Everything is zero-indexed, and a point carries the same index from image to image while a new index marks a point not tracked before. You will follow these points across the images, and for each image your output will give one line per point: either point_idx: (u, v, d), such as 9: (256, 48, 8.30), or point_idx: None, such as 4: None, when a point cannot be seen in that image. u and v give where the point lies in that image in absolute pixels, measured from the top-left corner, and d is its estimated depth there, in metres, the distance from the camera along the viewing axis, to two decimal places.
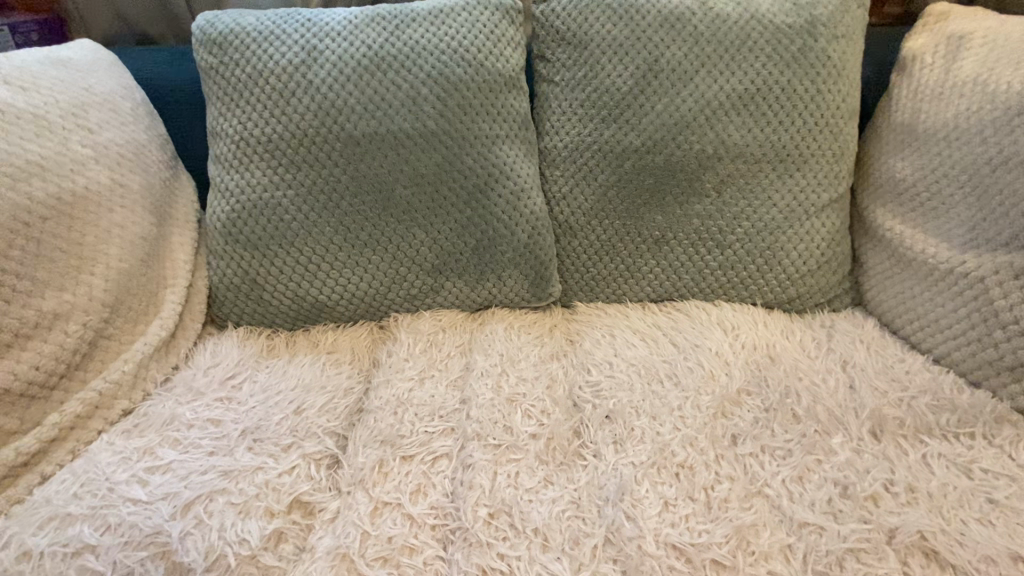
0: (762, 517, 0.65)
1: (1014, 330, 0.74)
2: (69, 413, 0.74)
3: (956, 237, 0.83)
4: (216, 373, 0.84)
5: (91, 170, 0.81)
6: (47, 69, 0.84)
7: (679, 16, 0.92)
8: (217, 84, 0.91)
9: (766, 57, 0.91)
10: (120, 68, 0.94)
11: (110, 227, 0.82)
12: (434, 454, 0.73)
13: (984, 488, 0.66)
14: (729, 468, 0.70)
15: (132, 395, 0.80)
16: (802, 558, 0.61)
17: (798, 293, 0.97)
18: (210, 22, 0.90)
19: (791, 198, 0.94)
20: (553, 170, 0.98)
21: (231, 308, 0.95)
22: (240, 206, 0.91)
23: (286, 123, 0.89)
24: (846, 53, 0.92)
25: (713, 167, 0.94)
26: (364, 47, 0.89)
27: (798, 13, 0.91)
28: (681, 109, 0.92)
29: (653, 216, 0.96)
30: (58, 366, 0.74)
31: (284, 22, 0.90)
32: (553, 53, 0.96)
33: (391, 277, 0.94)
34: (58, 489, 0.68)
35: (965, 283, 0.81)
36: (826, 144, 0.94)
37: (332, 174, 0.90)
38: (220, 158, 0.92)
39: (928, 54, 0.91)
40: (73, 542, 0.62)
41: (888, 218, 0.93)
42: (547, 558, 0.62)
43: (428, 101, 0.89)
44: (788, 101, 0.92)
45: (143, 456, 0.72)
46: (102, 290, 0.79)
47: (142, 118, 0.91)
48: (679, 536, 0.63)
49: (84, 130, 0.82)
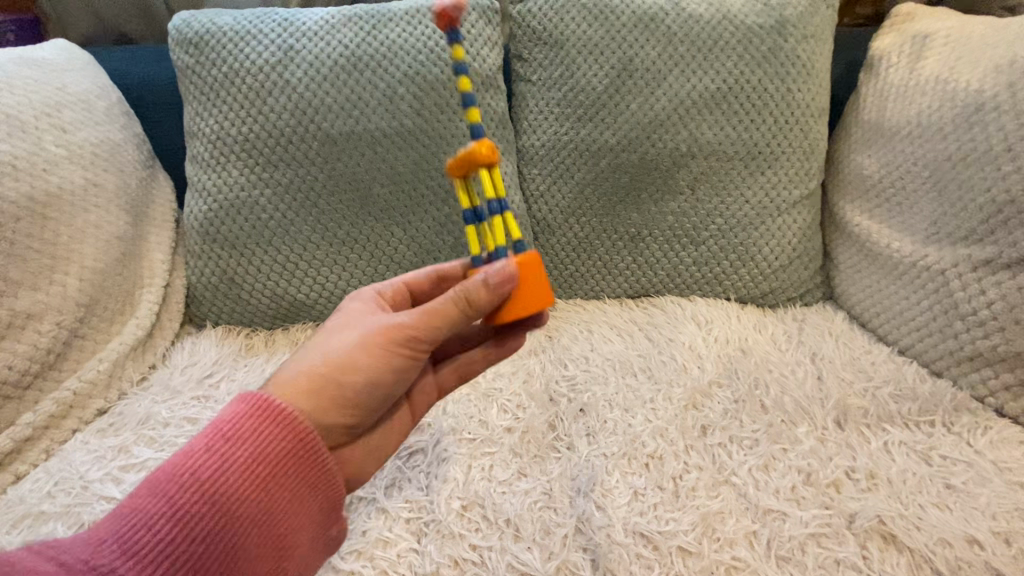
0: (727, 505, 0.66)
1: (973, 321, 0.77)
2: (43, 412, 0.74)
3: (919, 231, 0.86)
4: (193, 372, 0.85)
5: (65, 170, 0.81)
6: (20, 69, 0.84)
7: (653, 17, 0.93)
8: (194, 84, 0.91)
9: (737, 57, 0.93)
10: (95, 68, 0.94)
11: (85, 226, 0.82)
12: (410, 449, 0.73)
13: (942, 474, 0.68)
14: (698, 458, 0.71)
15: (108, 394, 0.80)
16: (765, 544, 0.63)
17: (771, 288, 0.99)
18: (187, 22, 0.91)
19: (763, 194, 0.96)
20: (531, 169, 0.99)
21: (210, 308, 0.95)
22: (218, 205, 0.91)
23: (263, 123, 0.89)
24: (815, 53, 0.94)
25: (687, 164, 0.95)
26: (341, 47, 0.89)
27: (768, 14, 0.93)
28: (655, 107, 0.93)
29: (629, 213, 0.97)
30: (32, 365, 0.74)
31: (261, 22, 0.90)
32: (530, 52, 0.98)
33: (369, 275, 0.95)
34: (32, 488, 0.68)
35: (927, 276, 0.83)
36: (797, 142, 0.96)
37: (310, 172, 0.91)
38: (197, 158, 0.93)
39: (894, 54, 0.93)
40: (47, 540, 0.63)
41: (857, 213, 0.95)
42: (518, 548, 0.63)
43: (404, 100, 0.90)
44: (759, 100, 0.93)
45: (118, 455, 0.72)
46: (77, 289, 0.79)
47: (118, 118, 0.92)
48: (647, 524, 0.64)
49: (57, 130, 0.82)
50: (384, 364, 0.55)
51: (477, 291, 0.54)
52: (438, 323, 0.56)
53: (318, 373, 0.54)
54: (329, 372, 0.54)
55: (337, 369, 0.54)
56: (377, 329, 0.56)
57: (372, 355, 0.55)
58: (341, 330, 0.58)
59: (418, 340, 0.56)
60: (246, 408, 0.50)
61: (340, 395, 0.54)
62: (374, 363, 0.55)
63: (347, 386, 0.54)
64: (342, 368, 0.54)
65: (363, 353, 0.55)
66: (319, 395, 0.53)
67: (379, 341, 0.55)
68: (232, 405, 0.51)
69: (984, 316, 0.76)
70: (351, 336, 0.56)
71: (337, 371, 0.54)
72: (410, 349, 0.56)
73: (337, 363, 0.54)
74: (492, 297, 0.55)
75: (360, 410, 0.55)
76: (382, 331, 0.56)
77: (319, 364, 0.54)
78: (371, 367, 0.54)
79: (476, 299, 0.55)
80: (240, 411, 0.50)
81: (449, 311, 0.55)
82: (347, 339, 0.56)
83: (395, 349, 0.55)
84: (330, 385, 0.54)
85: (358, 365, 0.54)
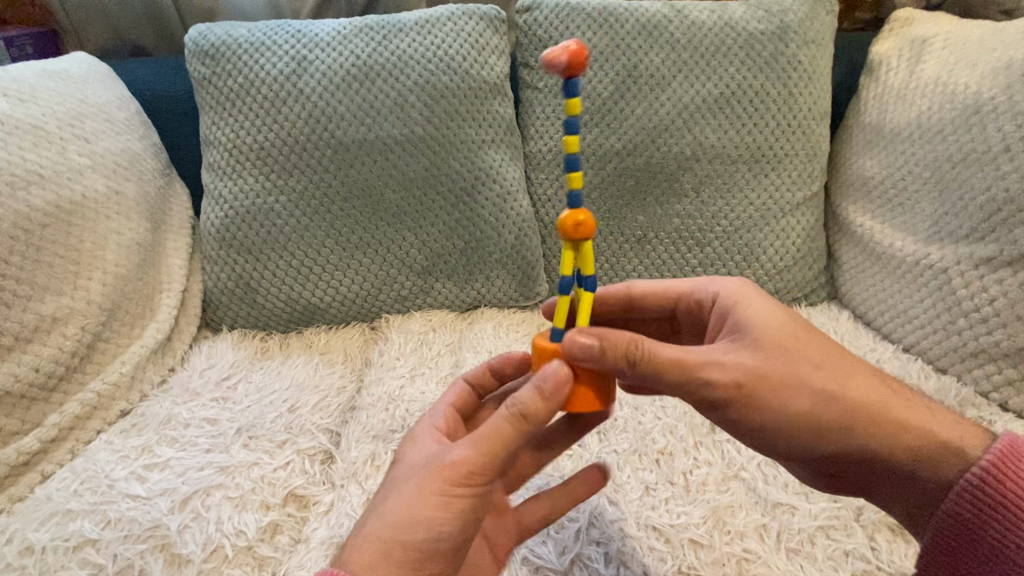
0: (737, 499, 0.68)
1: (976, 317, 0.79)
2: (68, 413, 0.76)
3: (921, 230, 0.87)
4: (211, 374, 0.87)
5: (88, 178, 0.84)
6: (45, 82, 0.87)
7: (656, 24, 0.95)
8: (209, 95, 0.93)
9: (739, 62, 0.95)
10: (115, 79, 0.97)
11: (107, 233, 0.84)
12: None
13: None
14: (707, 454, 0.73)
15: (129, 396, 0.82)
16: (775, 536, 0.65)
17: (776, 288, 1.00)
18: (203, 34, 0.93)
19: (766, 197, 0.98)
20: (538, 173, 1.01)
21: (225, 313, 0.97)
22: (233, 212, 0.93)
23: (278, 131, 0.92)
24: (816, 57, 0.97)
25: (691, 168, 0.97)
26: (353, 57, 0.92)
27: (770, 20, 0.96)
28: (659, 113, 0.95)
29: (635, 216, 0.99)
30: (57, 368, 0.76)
31: (274, 33, 0.93)
32: (536, 61, 1.00)
33: (382, 279, 0.97)
34: (59, 486, 0.70)
35: (929, 275, 0.85)
36: (800, 144, 0.98)
37: (323, 179, 0.93)
38: (213, 165, 0.95)
39: (893, 58, 0.95)
40: (75, 536, 0.64)
41: (859, 213, 0.97)
42: (533, 542, 0.64)
43: (416, 108, 0.93)
44: (762, 104, 0.96)
45: (141, 454, 0.74)
46: (100, 294, 0.81)
47: (137, 128, 0.94)
48: (658, 518, 0.66)
49: (80, 140, 0.85)
50: (448, 509, 0.46)
51: (533, 403, 0.48)
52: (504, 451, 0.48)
53: (377, 541, 0.46)
54: (391, 537, 0.46)
55: (395, 531, 0.46)
56: (433, 468, 0.48)
57: (433, 502, 0.47)
58: (397, 480, 0.50)
59: (484, 476, 0.47)
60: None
61: (410, 561, 0.46)
62: (435, 513, 0.46)
63: (413, 545, 0.46)
64: (405, 526, 0.46)
65: (424, 502, 0.47)
66: (379, 563, 0.45)
67: (441, 485, 0.47)
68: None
69: (986, 312, 0.78)
70: (408, 482, 0.49)
71: (397, 530, 0.46)
72: (480, 487, 0.48)
73: (395, 524, 0.46)
74: (552, 406, 0.48)
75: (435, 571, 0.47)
76: (441, 471, 0.47)
77: (376, 529, 0.47)
78: (436, 513, 0.46)
79: (536, 412, 0.48)
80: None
81: (510, 432, 0.48)
82: (403, 490, 0.48)
83: (461, 490, 0.47)
84: (391, 549, 0.46)
85: (420, 519, 0.46)
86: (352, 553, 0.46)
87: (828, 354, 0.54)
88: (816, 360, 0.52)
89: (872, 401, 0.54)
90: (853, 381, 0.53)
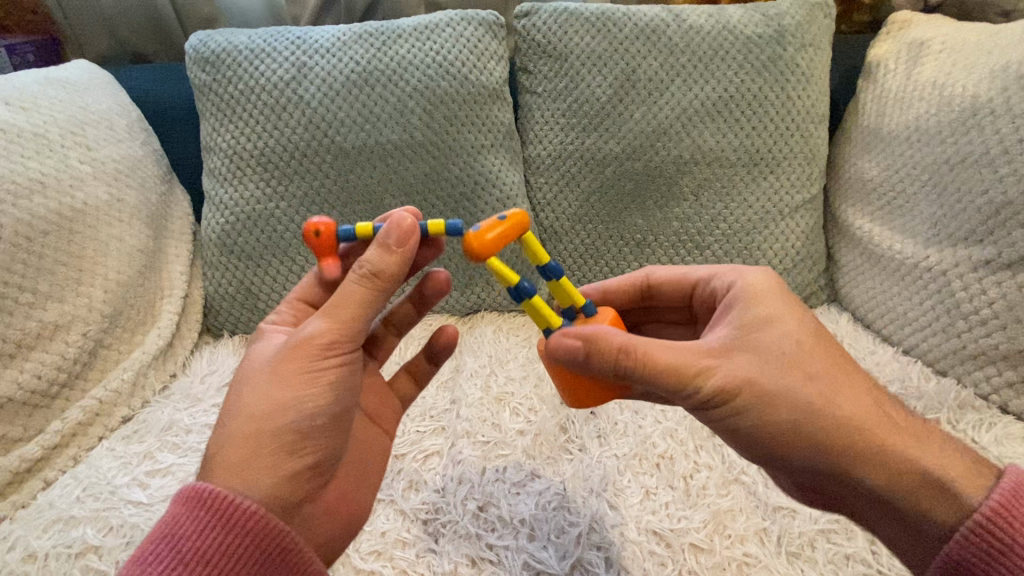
0: (737, 503, 0.68)
1: (975, 320, 0.79)
2: (70, 420, 0.76)
3: (920, 233, 0.87)
4: (213, 380, 0.87)
5: (90, 185, 0.84)
6: (46, 90, 0.87)
7: (654, 29, 0.96)
8: (210, 101, 0.94)
9: (737, 66, 0.95)
10: (116, 86, 0.97)
11: (109, 240, 0.84)
12: (426, 452, 0.74)
13: None
14: (707, 457, 0.73)
15: (131, 402, 0.82)
16: (775, 540, 0.65)
17: None
18: (204, 41, 0.94)
19: (765, 200, 0.98)
20: (537, 177, 1.02)
21: (226, 318, 0.97)
22: (234, 218, 0.94)
23: (278, 138, 0.92)
24: (814, 61, 0.97)
25: (689, 171, 0.97)
26: (353, 63, 0.92)
27: (767, 24, 0.96)
28: (658, 117, 0.96)
29: (634, 220, 0.99)
30: (59, 375, 0.76)
31: (274, 40, 0.93)
32: (535, 65, 1.00)
33: None
34: (61, 493, 0.70)
35: (928, 277, 0.85)
36: (798, 147, 0.98)
37: (323, 185, 0.93)
38: (214, 172, 0.95)
39: (891, 60, 0.95)
40: (77, 543, 0.65)
41: (859, 216, 0.97)
42: (534, 547, 0.65)
43: (415, 113, 0.93)
44: (759, 107, 0.96)
45: (143, 460, 0.75)
46: (102, 301, 0.82)
47: (139, 135, 0.95)
48: (659, 522, 0.66)
49: (82, 147, 0.85)
50: (316, 385, 0.51)
51: (382, 261, 0.51)
52: (356, 310, 0.52)
53: (244, 434, 0.49)
54: (256, 429, 0.49)
55: (262, 419, 0.49)
56: (290, 348, 0.51)
57: (297, 382, 0.50)
58: (246, 377, 0.52)
59: (343, 341, 0.52)
60: (203, 513, 0.46)
61: (287, 441, 0.49)
62: (302, 389, 0.50)
63: (287, 424, 0.49)
64: (269, 410, 0.49)
65: (284, 385, 0.50)
66: (250, 455, 0.48)
67: (301, 360, 0.51)
68: (183, 501, 0.47)
69: (986, 315, 0.78)
70: (263, 374, 0.52)
71: (263, 421, 0.49)
72: (341, 354, 0.52)
73: (261, 414, 0.49)
74: (401, 260, 0.52)
75: (315, 447, 0.51)
76: (300, 348, 0.51)
77: (240, 424, 0.49)
78: (302, 389, 0.50)
79: (385, 267, 0.51)
80: (199, 517, 0.46)
81: (361, 292, 0.52)
82: (261, 380, 0.51)
83: (324, 359, 0.51)
84: (262, 440, 0.49)
85: (285, 399, 0.50)
86: (215, 454, 0.49)
87: (825, 366, 0.52)
88: (806, 371, 0.51)
89: (864, 421, 0.50)
90: (844, 397, 0.51)
